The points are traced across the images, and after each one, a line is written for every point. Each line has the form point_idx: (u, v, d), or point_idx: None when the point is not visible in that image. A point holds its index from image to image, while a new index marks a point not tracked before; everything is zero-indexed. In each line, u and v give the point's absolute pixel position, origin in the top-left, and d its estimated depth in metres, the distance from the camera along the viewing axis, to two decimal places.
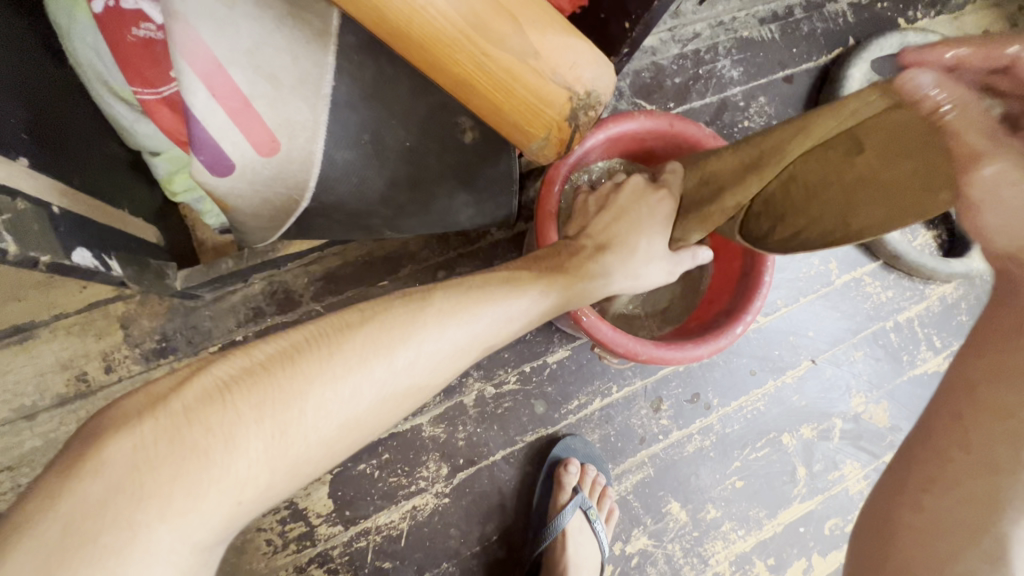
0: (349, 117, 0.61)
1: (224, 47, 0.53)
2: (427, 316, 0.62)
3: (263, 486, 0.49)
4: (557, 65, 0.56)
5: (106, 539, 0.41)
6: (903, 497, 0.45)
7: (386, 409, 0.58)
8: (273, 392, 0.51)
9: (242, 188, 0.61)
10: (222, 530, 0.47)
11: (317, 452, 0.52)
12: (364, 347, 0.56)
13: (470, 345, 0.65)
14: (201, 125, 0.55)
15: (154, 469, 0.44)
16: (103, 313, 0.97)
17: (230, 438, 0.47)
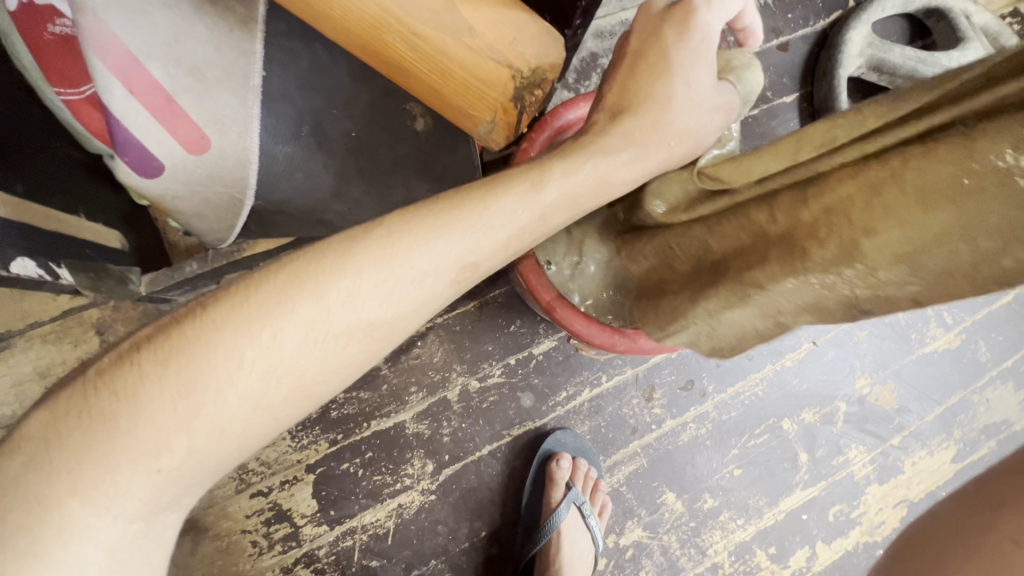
0: (285, 108, 0.58)
1: (140, 41, 0.51)
2: (370, 240, 0.49)
3: (185, 453, 0.45)
4: (495, 41, 0.52)
5: (19, 513, 0.41)
6: None
7: (332, 358, 0.48)
8: (180, 350, 0.45)
9: (177, 189, 0.58)
10: (145, 497, 0.44)
11: (242, 409, 0.46)
12: (283, 287, 0.47)
13: (442, 269, 0.50)
14: (121, 124, 0.52)
15: (65, 444, 0.43)
16: (78, 320, 0.96)
17: (135, 401, 0.44)
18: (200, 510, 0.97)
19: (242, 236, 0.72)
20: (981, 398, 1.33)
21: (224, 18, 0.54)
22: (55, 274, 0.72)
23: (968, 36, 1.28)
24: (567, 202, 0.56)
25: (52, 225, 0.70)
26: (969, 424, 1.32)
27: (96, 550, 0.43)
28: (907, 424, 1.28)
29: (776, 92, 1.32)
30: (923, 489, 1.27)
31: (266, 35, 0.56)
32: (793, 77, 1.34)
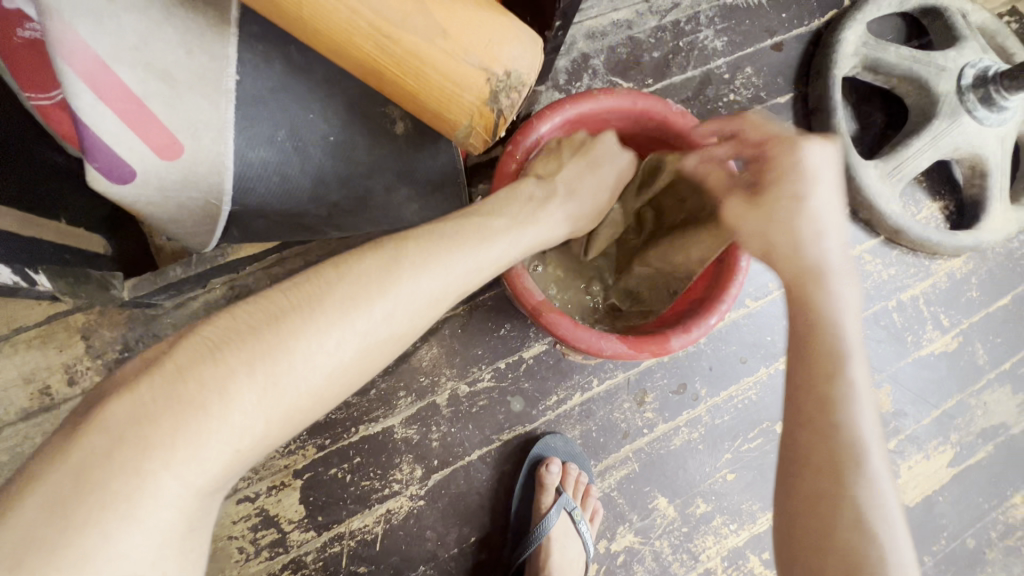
0: (260, 112, 0.58)
1: (108, 45, 0.50)
2: (406, 267, 0.55)
3: (259, 435, 0.45)
4: (470, 44, 0.51)
5: (115, 486, 0.39)
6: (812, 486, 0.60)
7: (380, 355, 0.53)
8: (262, 345, 0.45)
9: (151, 195, 0.57)
10: (220, 479, 0.43)
11: (307, 404, 0.47)
12: (352, 291, 0.50)
13: (457, 285, 0.60)
14: (90, 130, 0.51)
15: (137, 434, 0.40)
16: (63, 325, 0.95)
17: (225, 389, 0.43)
18: None
19: (223, 240, 0.72)
20: (979, 401, 1.31)
21: (195, 22, 0.54)
22: (32, 281, 0.70)
23: (964, 36, 1.27)
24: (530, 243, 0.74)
25: (31, 231, 0.69)
26: (966, 428, 1.30)
27: (171, 538, 0.40)
28: (903, 428, 1.27)
29: (770, 92, 1.31)
30: (920, 493, 1.26)
31: (239, 38, 0.55)
32: (787, 78, 1.33)
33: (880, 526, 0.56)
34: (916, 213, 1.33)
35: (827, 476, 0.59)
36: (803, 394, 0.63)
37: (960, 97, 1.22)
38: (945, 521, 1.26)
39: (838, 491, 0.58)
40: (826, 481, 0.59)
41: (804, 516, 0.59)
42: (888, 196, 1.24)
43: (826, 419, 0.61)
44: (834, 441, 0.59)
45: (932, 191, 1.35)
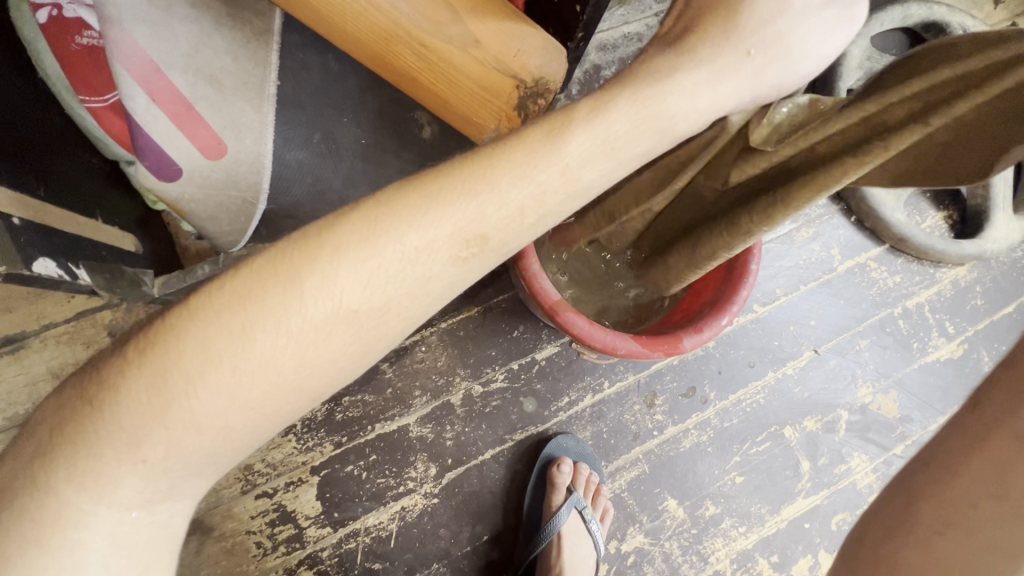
0: (297, 116, 0.61)
1: (161, 51, 0.53)
2: (343, 231, 0.42)
3: (167, 445, 0.40)
4: (501, 53, 0.54)
5: (28, 498, 0.40)
6: (916, 526, 0.43)
7: (319, 351, 0.42)
8: (157, 344, 0.41)
9: (193, 192, 0.60)
10: (138, 488, 0.41)
11: (220, 405, 0.40)
12: (262, 273, 0.42)
13: (426, 254, 0.43)
14: (143, 130, 0.55)
15: (57, 446, 0.41)
16: (91, 322, 0.98)
17: (115, 396, 0.41)
18: (206, 511, 0.98)
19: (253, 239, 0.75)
20: None
21: (241, 30, 0.57)
22: (75, 275, 0.73)
23: None
24: (605, 146, 0.46)
25: (71, 228, 0.72)
26: None
27: (95, 553, 0.40)
28: (911, 433, 1.28)
29: None
30: None
31: (281, 46, 0.59)
32: None
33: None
34: (921, 221, 1.36)
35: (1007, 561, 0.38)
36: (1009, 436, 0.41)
37: None
38: None
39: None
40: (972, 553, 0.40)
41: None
42: (891, 203, 1.28)
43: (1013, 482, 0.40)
44: (1012, 516, 0.39)
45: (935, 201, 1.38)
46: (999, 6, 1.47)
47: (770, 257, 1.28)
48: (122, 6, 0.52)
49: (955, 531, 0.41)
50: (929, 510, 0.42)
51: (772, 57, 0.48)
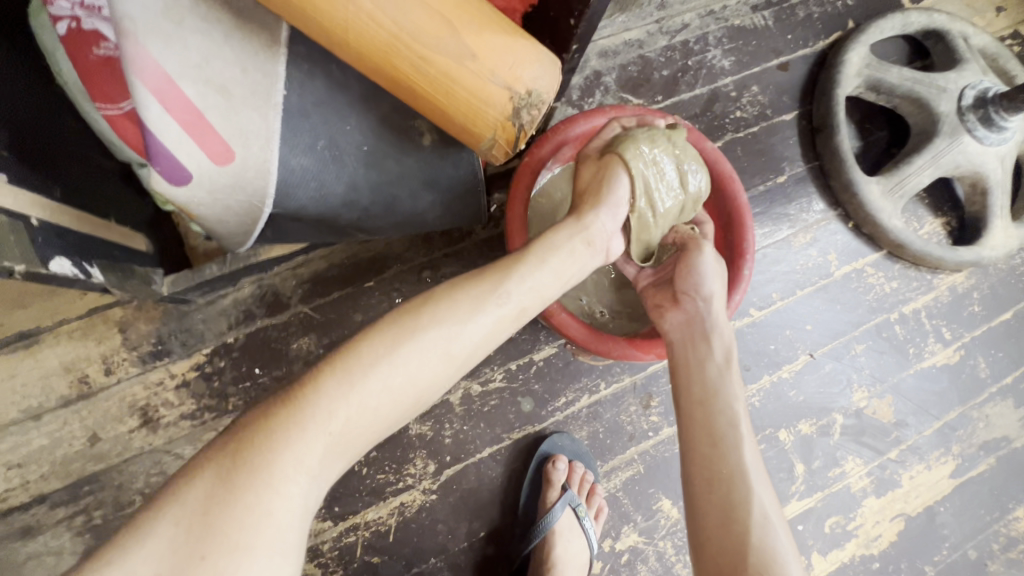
0: (303, 124, 0.63)
1: (175, 62, 0.56)
2: (475, 286, 0.68)
3: (347, 421, 0.57)
4: (496, 66, 0.57)
5: (248, 466, 0.53)
6: (695, 487, 0.70)
7: (439, 370, 0.63)
8: (345, 356, 0.59)
9: (201, 196, 0.63)
10: (323, 461, 0.56)
11: (388, 398, 0.59)
12: (420, 312, 0.64)
13: (522, 306, 0.69)
14: (156, 137, 0.57)
15: (253, 441, 0.54)
16: (103, 318, 1.02)
17: (317, 387, 0.57)
18: None
19: (261, 240, 0.78)
20: (981, 413, 1.34)
21: (249, 42, 0.60)
22: (88, 274, 0.73)
23: (966, 58, 1.32)
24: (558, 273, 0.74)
25: (85, 228, 0.75)
26: (968, 440, 1.33)
27: (294, 517, 0.53)
28: (906, 438, 1.30)
29: (776, 110, 1.35)
30: (921, 503, 1.29)
31: (287, 57, 0.62)
32: (792, 96, 1.37)
33: (766, 510, 0.66)
34: (919, 227, 1.37)
35: (730, 481, 0.68)
36: (694, 413, 0.75)
37: (960, 117, 1.27)
38: (947, 531, 1.28)
39: (738, 490, 0.67)
40: (720, 491, 0.68)
41: (715, 531, 0.66)
42: (890, 211, 1.28)
43: (713, 432, 0.72)
44: (725, 448, 0.70)
45: (935, 208, 1.38)
46: (1002, 14, 1.47)
47: (766, 262, 1.29)
48: (137, 21, 0.55)
49: (710, 475, 0.69)
50: (695, 472, 0.71)
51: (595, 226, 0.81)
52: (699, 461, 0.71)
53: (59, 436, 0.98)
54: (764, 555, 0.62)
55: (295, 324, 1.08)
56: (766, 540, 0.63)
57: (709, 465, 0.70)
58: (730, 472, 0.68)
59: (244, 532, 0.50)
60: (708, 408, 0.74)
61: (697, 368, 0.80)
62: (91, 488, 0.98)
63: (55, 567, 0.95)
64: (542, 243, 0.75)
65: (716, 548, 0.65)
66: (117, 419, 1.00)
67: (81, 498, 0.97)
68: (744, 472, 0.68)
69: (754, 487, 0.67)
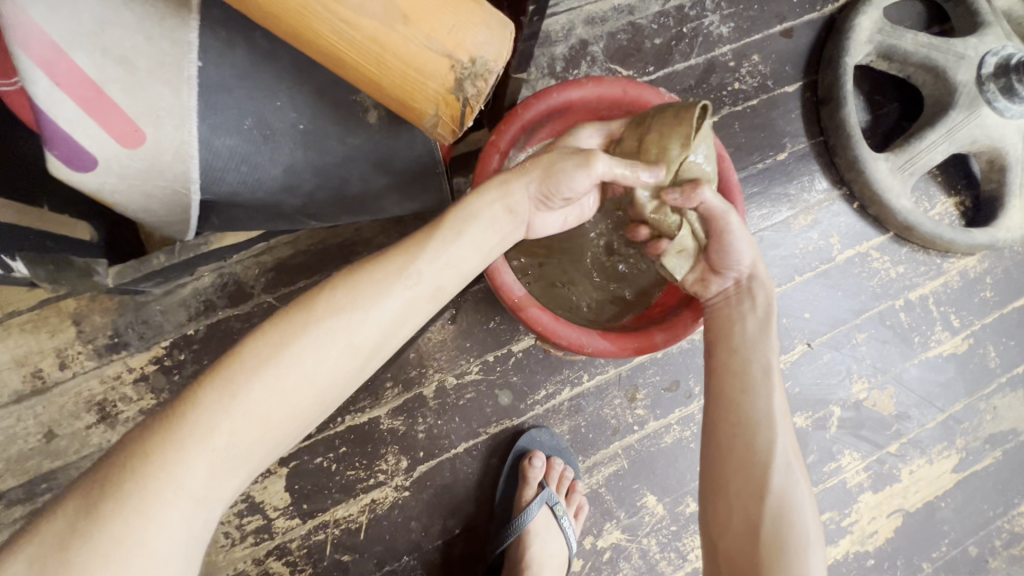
0: (225, 100, 0.56)
1: (66, 30, 0.50)
2: (378, 273, 0.60)
3: (229, 435, 0.51)
4: (432, 29, 0.49)
5: (112, 499, 0.47)
6: (721, 429, 0.72)
7: (341, 364, 0.56)
8: (220, 364, 0.53)
9: (114, 183, 0.56)
10: (209, 481, 0.50)
11: (279, 405, 0.53)
12: (309, 308, 0.56)
13: (434, 289, 0.63)
14: (50, 117, 0.51)
15: (122, 465, 0.48)
16: (55, 310, 0.97)
17: (189, 403, 0.51)
18: None
19: (200, 229, 0.72)
20: (988, 405, 1.27)
21: (156, 7, 0.53)
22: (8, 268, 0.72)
23: (988, 22, 1.21)
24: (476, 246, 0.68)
25: (11, 216, 0.68)
26: (974, 433, 1.26)
27: (174, 543, 0.48)
28: (906, 431, 1.24)
29: (778, 81, 1.25)
30: (920, 498, 1.23)
31: (201, 23, 0.54)
32: (796, 65, 1.27)
33: (789, 460, 0.69)
34: (930, 208, 1.27)
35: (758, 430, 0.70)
36: (724, 363, 0.76)
37: (979, 87, 1.16)
38: (946, 527, 1.23)
39: (766, 436, 0.70)
40: (748, 434, 0.70)
41: (734, 474, 0.69)
42: (898, 191, 1.19)
43: (745, 382, 0.73)
44: (754, 396, 0.72)
45: (948, 186, 1.29)
46: None
47: (763, 246, 1.21)
48: None
49: (740, 420, 0.71)
50: (722, 416, 0.73)
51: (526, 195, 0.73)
52: (728, 404, 0.73)
53: (13, 432, 0.94)
54: (783, 497, 0.67)
55: (258, 315, 1.02)
56: (787, 488, 0.67)
57: (739, 410, 0.72)
58: (760, 419, 0.71)
59: (110, 566, 0.45)
60: (743, 358, 0.75)
61: (738, 323, 0.79)
62: (48, 485, 0.95)
63: None
64: (461, 210, 0.68)
65: (736, 489, 0.69)
66: (74, 415, 0.96)
67: (39, 495, 0.94)
68: (772, 423, 0.70)
69: (779, 437, 0.69)
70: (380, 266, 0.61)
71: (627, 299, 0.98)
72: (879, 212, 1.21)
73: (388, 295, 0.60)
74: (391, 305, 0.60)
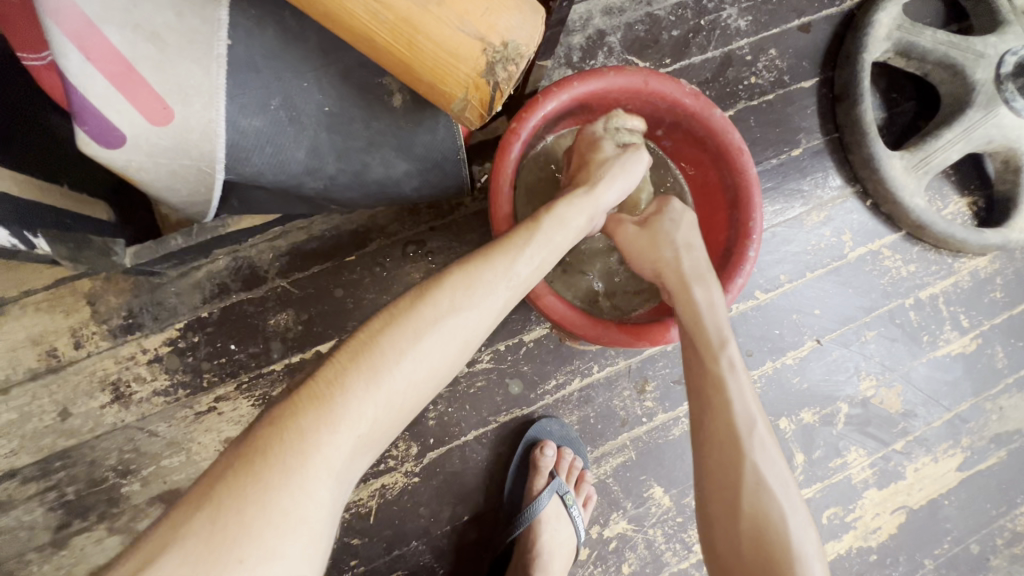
0: (252, 80, 0.56)
1: (97, 5, 0.50)
2: (487, 275, 0.65)
3: (373, 420, 0.54)
4: (465, 12, 0.49)
5: (274, 471, 0.49)
6: (697, 447, 0.71)
7: (459, 357, 0.61)
8: (361, 352, 0.56)
9: (141, 160, 0.57)
10: (352, 459, 0.54)
11: (409, 393, 0.57)
12: (434, 306, 0.61)
13: (524, 291, 0.69)
14: (81, 92, 0.51)
15: (277, 444, 0.51)
16: (70, 289, 0.97)
17: (341, 387, 0.54)
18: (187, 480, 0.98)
19: (221, 210, 0.72)
20: (994, 405, 1.28)
21: None
22: (31, 245, 0.69)
23: (1008, 20, 1.20)
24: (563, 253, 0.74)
25: (30, 193, 0.68)
26: (979, 432, 1.27)
27: (324, 521, 0.51)
28: (913, 429, 1.24)
29: (795, 77, 1.24)
30: (925, 496, 1.24)
31: (231, 3, 0.54)
32: (813, 61, 1.26)
33: (761, 479, 0.66)
34: (943, 207, 1.27)
35: (730, 448, 0.69)
36: (693, 378, 0.75)
37: (998, 85, 1.16)
38: (949, 525, 1.24)
39: (738, 454, 0.68)
40: (720, 451, 0.69)
41: (712, 494, 0.68)
42: (913, 189, 1.19)
43: (712, 396, 0.72)
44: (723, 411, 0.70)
45: (961, 186, 1.29)
46: None
47: (775, 242, 1.22)
48: None
49: (711, 437, 0.70)
50: (699, 433, 0.72)
51: (606, 196, 0.81)
52: (700, 422, 0.72)
53: (28, 410, 0.95)
54: (757, 518, 0.65)
55: (272, 299, 1.02)
56: (760, 508, 0.65)
57: (711, 428, 0.70)
58: (731, 434, 0.69)
59: (278, 540, 0.47)
60: (710, 372, 0.73)
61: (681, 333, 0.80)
62: (62, 464, 0.95)
63: (30, 541, 0.94)
64: (552, 214, 0.74)
65: (716, 511, 0.68)
66: (88, 394, 0.97)
67: (53, 473, 0.95)
68: (742, 440, 0.68)
69: (752, 457, 0.67)
70: (488, 267, 0.66)
71: (641, 290, 0.98)
72: (893, 210, 1.21)
73: (496, 295, 0.64)
74: (496, 306, 0.64)
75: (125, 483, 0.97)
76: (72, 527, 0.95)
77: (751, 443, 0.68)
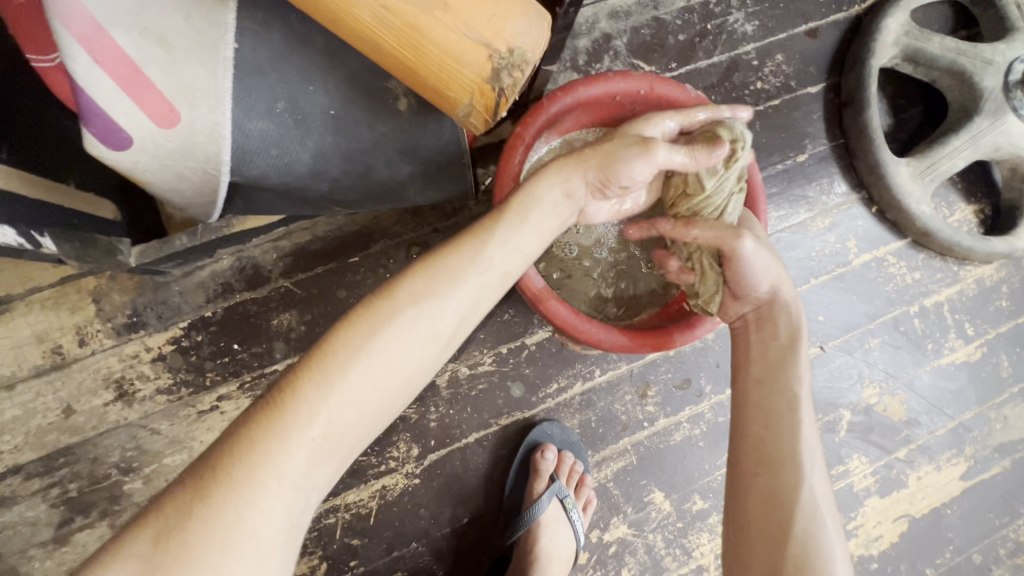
0: (259, 84, 0.57)
1: (106, 8, 0.50)
2: (448, 273, 0.64)
3: (327, 424, 0.54)
4: (472, 18, 0.49)
5: (225, 483, 0.49)
6: (743, 463, 0.69)
7: (423, 353, 0.60)
8: (316, 356, 0.56)
9: (148, 162, 0.57)
10: (309, 466, 0.53)
11: (367, 394, 0.56)
12: (390, 306, 0.60)
13: (493, 284, 0.67)
14: (88, 95, 0.51)
15: (230, 455, 0.51)
16: (75, 287, 0.98)
17: (292, 393, 0.54)
18: None
19: (225, 211, 0.72)
20: (998, 414, 1.27)
21: None
22: (37, 244, 0.72)
23: (1018, 27, 1.19)
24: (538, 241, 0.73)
25: (37, 193, 0.68)
26: (983, 442, 1.26)
27: (279, 531, 0.50)
28: (915, 437, 1.24)
29: (801, 83, 1.24)
30: (927, 505, 1.23)
31: (238, 6, 0.55)
32: (820, 66, 1.26)
33: (818, 509, 0.63)
34: (948, 215, 1.27)
35: (774, 467, 0.66)
36: (752, 390, 0.72)
37: (1006, 93, 1.15)
38: (952, 534, 1.23)
39: (787, 474, 0.65)
40: (768, 468, 0.66)
41: (754, 511, 0.65)
42: (918, 196, 1.18)
43: (767, 411, 0.69)
44: (775, 429, 0.68)
45: (968, 193, 1.28)
46: None
47: (779, 247, 1.21)
48: None
49: (760, 453, 0.67)
50: (745, 448, 0.69)
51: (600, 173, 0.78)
52: (751, 436, 0.69)
53: (32, 407, 0.96)
54: (806, 545, 0.60)
55: (276, 299, 1.03)
56: (811, 533, 0.61)
57: (761, 444, 0.68)
58: (781, 454, 0.66)
59: (227, 551, 0.47)
60: (769, 387, 0.71)
61: (757, 347, 0.76)
62: (65, 461, 0.96)
63: (32, 537, 0.95)
64: (529, 196, 0.73)
65: (757, 530, 0.64)
66: (92, 392, 0.98)
67: (56, 470, 0.96)
68: (797, 460, 0.65)
69: (806, 478, 0.64)
70: (449, 265, 0.65)
71: (647, 295, 0.98)
72: (899, 218, 1.20)
73: (458, 292, 0.63)
74: (460, 302, 0.63)
75: (127, 480, 0.97)
76: (74, 524, 0.96)
77: (804, 464, 0.65)
